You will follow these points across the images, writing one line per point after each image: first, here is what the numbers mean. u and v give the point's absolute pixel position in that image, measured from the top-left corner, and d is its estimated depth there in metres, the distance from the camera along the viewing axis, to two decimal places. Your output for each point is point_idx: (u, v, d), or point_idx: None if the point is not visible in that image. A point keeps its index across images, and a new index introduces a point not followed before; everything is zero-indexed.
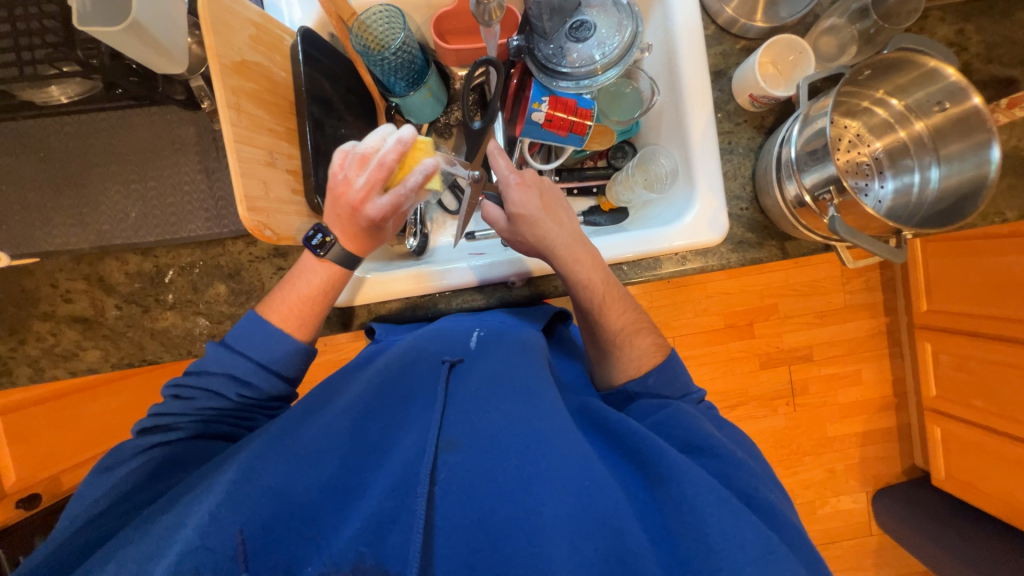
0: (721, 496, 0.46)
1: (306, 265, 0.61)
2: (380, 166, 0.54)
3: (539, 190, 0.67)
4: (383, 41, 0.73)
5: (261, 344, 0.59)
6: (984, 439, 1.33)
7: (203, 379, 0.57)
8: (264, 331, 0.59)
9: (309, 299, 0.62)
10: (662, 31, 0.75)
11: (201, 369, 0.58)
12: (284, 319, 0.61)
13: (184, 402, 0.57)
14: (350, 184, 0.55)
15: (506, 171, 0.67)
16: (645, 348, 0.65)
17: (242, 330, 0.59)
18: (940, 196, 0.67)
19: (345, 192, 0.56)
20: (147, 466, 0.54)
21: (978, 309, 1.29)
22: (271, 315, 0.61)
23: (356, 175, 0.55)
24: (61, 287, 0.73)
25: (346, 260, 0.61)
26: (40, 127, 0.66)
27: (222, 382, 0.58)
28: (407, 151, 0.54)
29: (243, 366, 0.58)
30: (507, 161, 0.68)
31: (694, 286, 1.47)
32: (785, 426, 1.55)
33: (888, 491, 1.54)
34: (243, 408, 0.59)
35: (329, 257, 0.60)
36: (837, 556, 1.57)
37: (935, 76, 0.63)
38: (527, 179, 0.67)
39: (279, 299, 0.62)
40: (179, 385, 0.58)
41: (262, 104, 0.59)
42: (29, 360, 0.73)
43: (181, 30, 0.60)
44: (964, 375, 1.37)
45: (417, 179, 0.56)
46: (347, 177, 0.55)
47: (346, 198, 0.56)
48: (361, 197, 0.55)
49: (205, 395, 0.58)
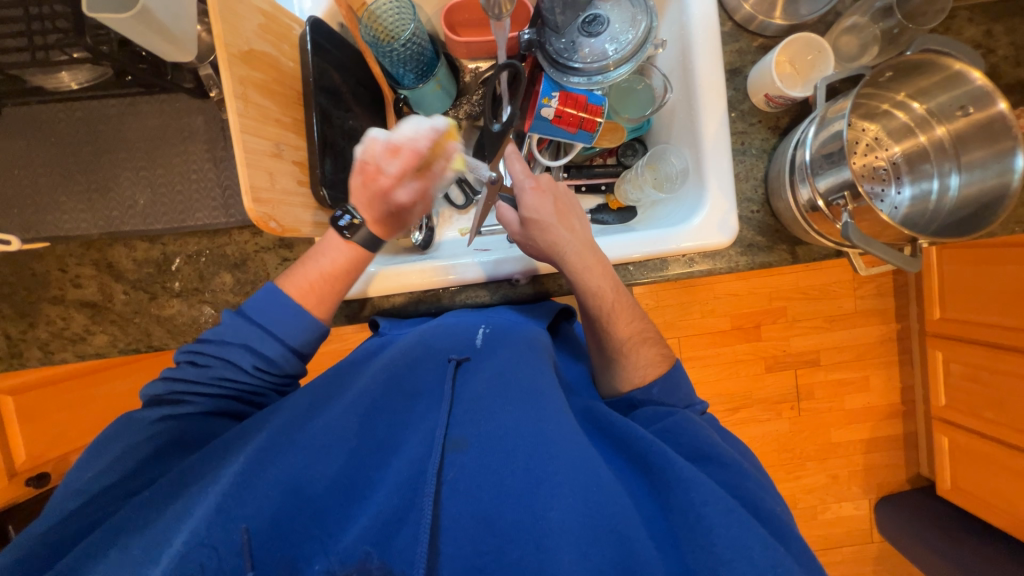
0: (729, 506, 0.46)
1: (329, 242, 0.63)
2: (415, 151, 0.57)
3: (553, 196, 0.67)
4: (393, 32, 0.72)
5: (280, 317, 0.59)
6: (993, 451, 1.31)
7: (221, 347, 0.58)
8: (282, 304, 0.60)
9: (329, 276, 0.62)
10: (677, 26, 0.74)
11: (218, 338, 0.58)
12: (303, 295, 0.61)
13: (199, 369, 0.58)
14: (381, 170, 0.57)
15: (522, 175, 0.68)
16: (650, 358, 0.64)
17: (262, 303, 0.59)
18: (959, 204, 0.65)
19: (374, 177, 0.58)
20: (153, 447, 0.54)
21: (992, 318, 1.26)
22: (291, 288, 0.61)
23: (387, 162, 0.57)
24: (71, 272, 0.74)
25: (371, 244, 0.62)
26: (51, 113, 0.66)
27: (240, 353, 0.58)
28: (438, 138, 0.58)
29: (257, 336, 0.59)
30: (523, 166, 0.69)
31: (702, 286, 1.45)
32: (789, 431, 1.53)
33: (892, 499, 1.53)
34: (255, 383, 0.60)
35: (356, 239, 0.61)
36: (838, 562, 1.56)
37: (961, 79, 0.61)
38: (542, 184, 0.67)
39: (301, 275, 0.62)
40: (194, 351, 0.58)
41: (269, 93, 0.58)
42: (39, 342, 0.74)
43: (190, 18, 0.59)
44: (976, 386, 1.34)
45: (442, 165, 0.61)
46: (380, 164, 0.57)
47: (375, 183, 0.58)
48: (391, 183, 0.58)
49: (222, 364, 0.58)
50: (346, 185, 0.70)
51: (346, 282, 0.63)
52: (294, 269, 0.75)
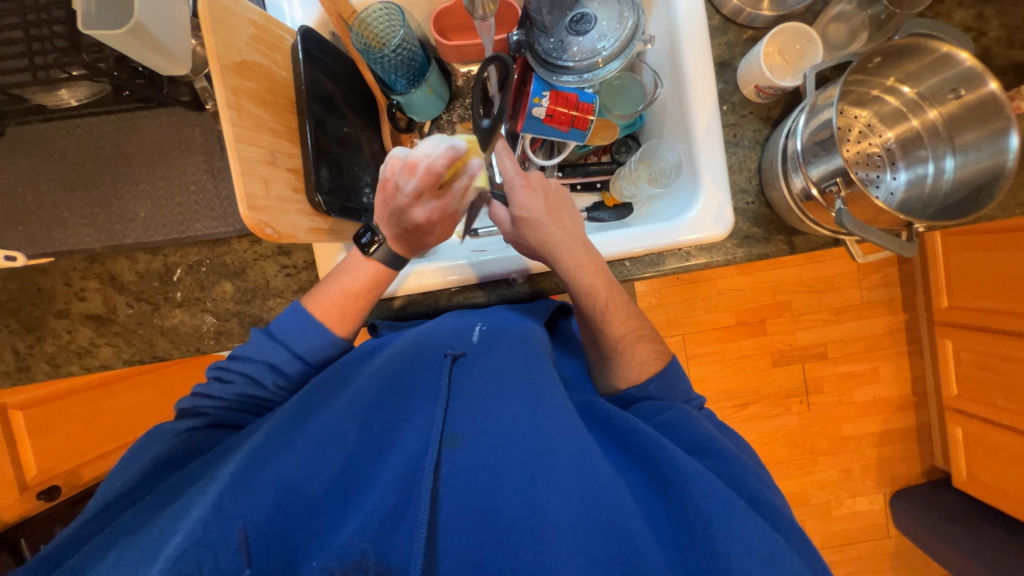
0: (729, 499, 0.46)
1: (352, 263, 0.64)
2: (430, 171, 0.56)
3: (543, 193, 0.66)
4: (383, 38, 0.73)
5: (304, 339, 0.60)
6: (1009, 440, 1.29)
7: (245, 364, 0.58)
8: (307, 325, 0.60)
9: (352, 296, 0.63)
10: (665, 22, 0.74)
11: (244, 355, 0.59)
12: (326, 312, 0.62)
13: (224, 386, 0.59)
14: (399, 188, 0.58)
15: (511, 171, 0.66)
16: (645, 355, 0.63)
17: (286, 321, 0.60)
18: (955, 186, 0.65)
19: (392, 195, 0.58)
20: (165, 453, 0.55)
21: (1000, 304, 1.24)
22: (314, 306, 0.62)
23: (405, 180, 0.57)
24: (75, 286, 0.75)
25: (392, 261, 0.64)
26: (52, 130, 0.68)
27: (261, 369, 0.59)
28: (456, 156, 0.57)
29: (280, 354, 0.59)
30: (514, 162, 0.67)
31: (704, 283, 1.45)
32: (799, 426, 1.51)
33: (907, 492, 1.50)
34: (276, 399, 0.60)
35: (375, 257, 0.63)
36: (854, 558, 1.54)
37: (949, 61, 0.61)
38: (532, 180, 0.66)
39: (323, 292, 0.63)
40: (222, 368, 0.59)
41: (262, 103, 0.59)
42: (46, 357, 0.76)
43: (184, 32, 0.61)
44: (988, 374, 1.32)
45: (460, 184, 0.63)
46: (398, 183, 0.57)
47: (393, 201, 0.59)
48: (409, 202, 0.59)
49: (244, 381, 0.59)
50: (338, 191, 0.70)
51: (367, 300, 0.63)
52: (293, 276, 0.75)
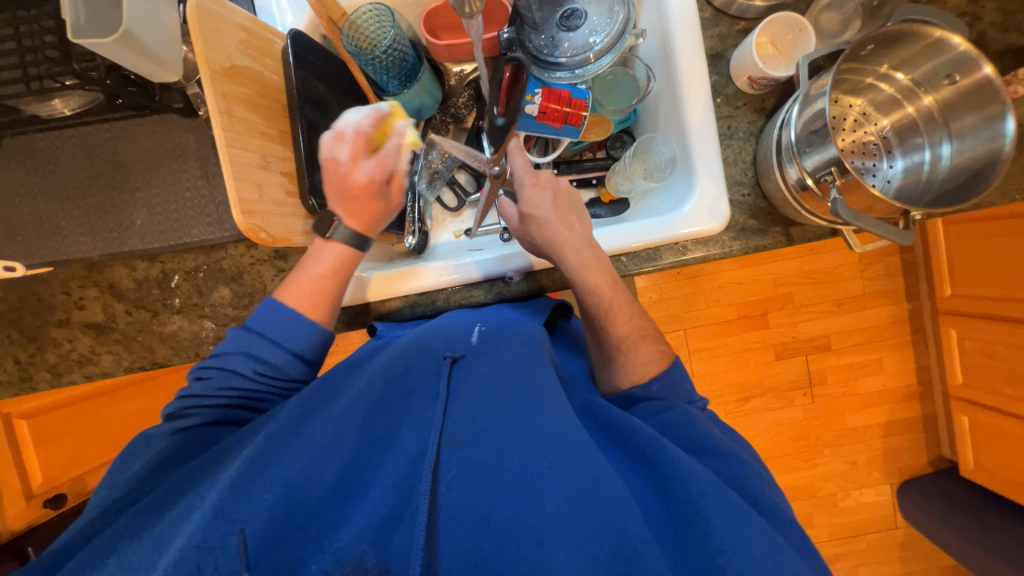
0: (726, 496, 0.46)
1: (317, 248, 0.63)
2: (358, 132, 0.60)
3: (552, 191, 0.66)
4: (373, 40, 0.73)
5: (278, 325, 0.60)
6: (1015, 428, 1.28)
7: (222, 358, 0.59)
8: (278, 313, 0.60)
9: (322, 280, 0.63)
10: (656, 16, 0.74)
11: (222, 350, 0.60)
12: (298, 300, 0.62)
13: (204, 383, 0.59)
14: (337, 159, 0.60)
15: (522, 170, 0.66)
16: (650, 355, 0.63)
17: (261, 313, 0.61)
18: (952, 173, 0.64)
19: (334, 168, 0.60)
20: (164, 458, 0.55)
21: (1005, 292, 1.23)
22: (287, 297, 0.62)
23: (340, 150, 0.60)
24: (74, 294, 0.75)
25: (354, 237, 0.63)
26: (46, 140, 0.68)
27: (240, 361, 0.59)
28: (380, 114, 0.62)
29: (257, 343, 0.60)
30: (525, 161, 0.66)
31: (705, 277, 1.44)
32: (804, 418, 1.51)
33: (914, 483, 1.49)
34: (259, 389, 0.60)
35: (336, 236, 0.62)
36: (862, 550, 1.53)
37: (941, 47, 0.60)
38: (542, 179, 0.66)
39: (294, 282, 0.63)
40: (202, 367, 0.59)
41: (253, 107, 0.59)
42: (48, 365, 0.76)
43: (174, 38, 0.61)
44: (993, 362, 1.31)
45: (393, 141, 0.63)
46: (334, 155, 0.60)
47: (336, 174, 0.60)
48: (350, 167, 0.60)
49: (223, 375, 0.59)
50: None
51: (337, 281, 0.63)
52: None
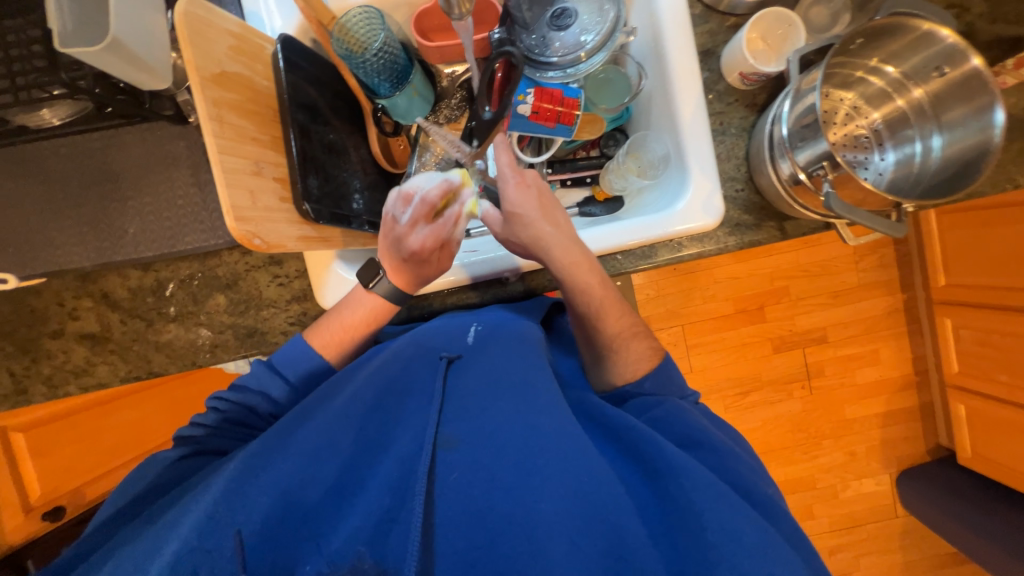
0: (719, 490, 0.46)
1: (354, 297, 0.65)
2: (422, 201, 0.57)
3: (537, 191, 0.65)
4: (364, 42, 0.71)
5: (302, 368, 0.62)
6: (1011, 415, 1.29)
7: (242, 394, 0.60)
8: (306, 356, 0.62)
9: (352, 329, 0.65)
10: (646, 14, 0.74)
11: (243, 385, 0.61)
12: (324, 346, 0.64)
13: (220, 416, 0.60)
14: (395, 220, 0.59)
15: (509, 168, 0.65)
16: (641, 353, 0.63)
17: (287, 352, 0.62)
18: (943, 165, 0.64)
19: (391, 226, 0.60)
20: (176, 468, 0.57)
21: (999, 280, 1.24)
22: (314, 339, 0.64)
23: (401, 212, 0.59)
24: (68, 305, 0.75)
25: (393, 294, 0.64)
26: (35, 150, 0.67)
27: (259, 401, 0.61)
28: (449, 188, 0.58)
29: (278, 385, 0.62)
30: (511, 157, 0.66)
31: (701, 272, 1.45)
32: (802, 410, 1.51)
33: (912, 472, 1.50)
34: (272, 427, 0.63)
35: (378, 290, 0.64)
36: (862, 540, 1.54)
37: (931, 39, 0.61)
38: (528, 179, 0.66)
39: (324, 325, 0.65)
40: (220, 399, 0.60)
41: (245, 113, 0.59)
42: (43, 377, 0.76)
43: (162, 45, 0.60)
44: (988, 350, 1.32)
45: (455, 211, 0.60)
46: (394, 215, 0.59)
47: (392, 232, 0.60)
48: (404, 231, 0.59)
49: (243, 411, 0.61)
50: (327, 198, 0.69)
51: (367, 333, 0.66)
52: (286, 285, 0.75)
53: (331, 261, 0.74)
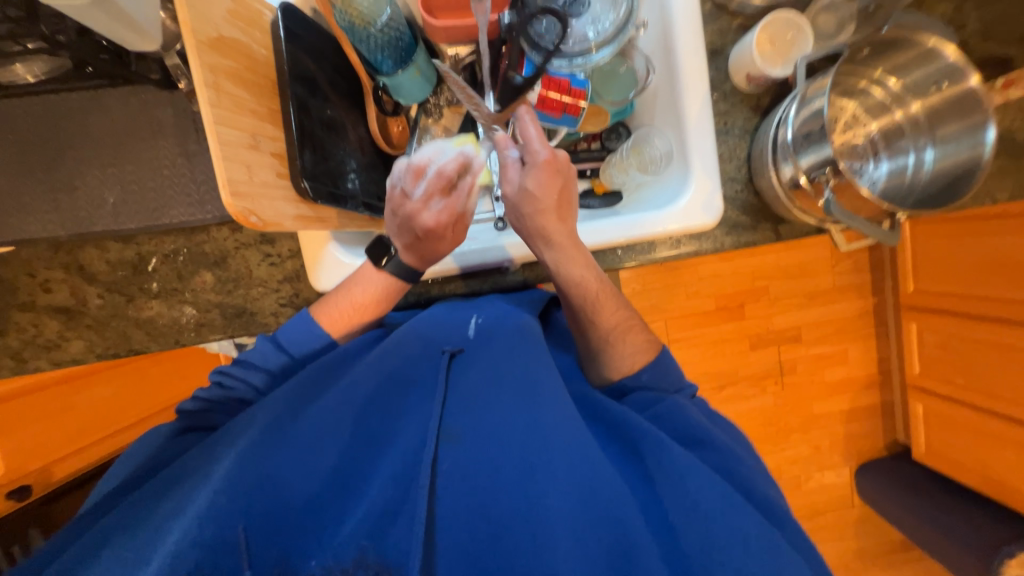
0: (725, 492, 0.48)
1: (364, 274, 0.64)
2: (438, 173, 0.57)
3: (560, 178, 0.60)
4: (368, 17, 0.69)
5: (308, 344, 0.62)
6: (966, 415, 1.38)
7: (246, 372, 0.60)
8: (312, 334, 0.62)
9: (361, 308, 0.64)
10: (659, 7, 0.73)
11: (245, 361, 0.61)
12: (332, 322, 0.63)
13: (225, 391, 0.60)
14: (408, 195, 0.57)
15: (535, 142, 0.58)
16: (638, 345, 0.62)
17: (292, 328, 0.62)
18: (934, 178, 0.67)
19: (402, 203, 0.58)
20: (176, 442, 0.58)
21: (964, 289, 1.31)
22: (322, 316, 0.63)
23: (413, 186, 0.57)
24: (40, 276, 0.71)
25: (404, 273, 0.63)
26: (4, 108, 0.62)
27: (262, 379, 0.61)
28: (465, 161, 0.59)
29: (285, 364, 0.61)
30: (539, 131, 0.59)
31: (685, 268, 1.47)
32: (774, 405, 1.58)
33: (870, 465, 1.60)
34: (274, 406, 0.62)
35: (388, 269, 0.63)
36: (821, 527, 1.63)
37: (934, 56, 0.63)
38: (557, 162, 0.59)
39: (332, 303, 0.64)
40: (223, 373, 0.60)
41: (243, 83, 0.55)
42: (10, 351, 0.72)
43: (152, 4, 0.56)
44: (948, 354, 1.39)
45: (467, 183, 0.60)
46: (405, 189, 0.57)
47: (402, 209, 0.58)
48: (417, 206, 0.57)
49: (245, 389, 0.60)
50: (327, 176, 0.67)
51: (376, 312, 0.65)
52: (277, 265, 0.73)
53: (327, 243, 0.72)
